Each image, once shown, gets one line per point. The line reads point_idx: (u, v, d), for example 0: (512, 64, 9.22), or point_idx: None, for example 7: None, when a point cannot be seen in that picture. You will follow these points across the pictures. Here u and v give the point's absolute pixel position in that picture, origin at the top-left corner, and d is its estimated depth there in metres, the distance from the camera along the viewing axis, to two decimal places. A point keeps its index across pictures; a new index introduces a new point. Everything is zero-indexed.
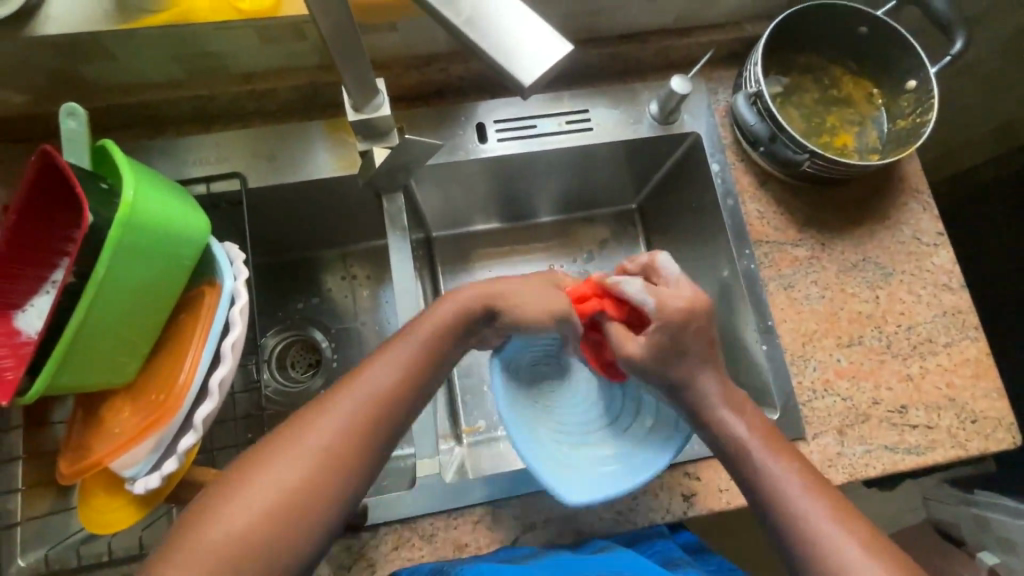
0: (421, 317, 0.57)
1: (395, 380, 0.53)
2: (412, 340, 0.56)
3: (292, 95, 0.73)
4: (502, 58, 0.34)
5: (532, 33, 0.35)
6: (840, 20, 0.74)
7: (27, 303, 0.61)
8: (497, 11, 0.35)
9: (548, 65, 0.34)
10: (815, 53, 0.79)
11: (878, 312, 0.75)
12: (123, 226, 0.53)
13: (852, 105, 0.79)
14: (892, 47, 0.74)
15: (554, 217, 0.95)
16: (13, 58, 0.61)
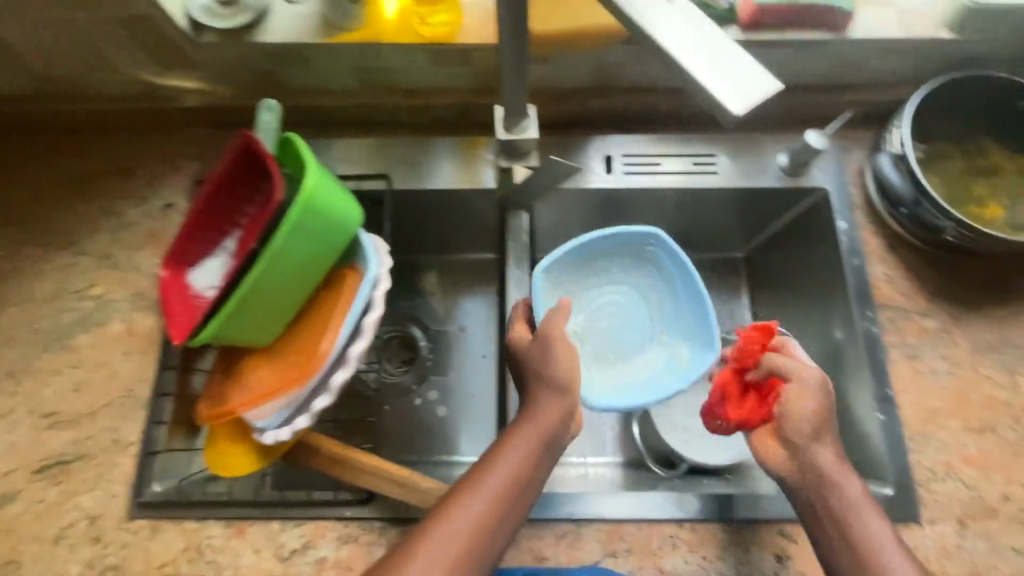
0: (514, 435, 0.60)
1: (499, 501, 0.56)
2: (510, 455, 0.58)
3: (443, 112, 0.81)
4: (709, 91, 0.37)
5: (739, 74, 0.37)
6: (999, 92, 0.72)
7: (199, 263, 0.72)
8: (710, 54, 0.38)
9: (754, 99, 0.36)
10: (967, 122, 0.76)
11: (1016, 401, 0.69)
12: (302, 207, 0.61)
13: (1002, 178, 0.75)
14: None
15: None
16: (232, 59, 0.73)
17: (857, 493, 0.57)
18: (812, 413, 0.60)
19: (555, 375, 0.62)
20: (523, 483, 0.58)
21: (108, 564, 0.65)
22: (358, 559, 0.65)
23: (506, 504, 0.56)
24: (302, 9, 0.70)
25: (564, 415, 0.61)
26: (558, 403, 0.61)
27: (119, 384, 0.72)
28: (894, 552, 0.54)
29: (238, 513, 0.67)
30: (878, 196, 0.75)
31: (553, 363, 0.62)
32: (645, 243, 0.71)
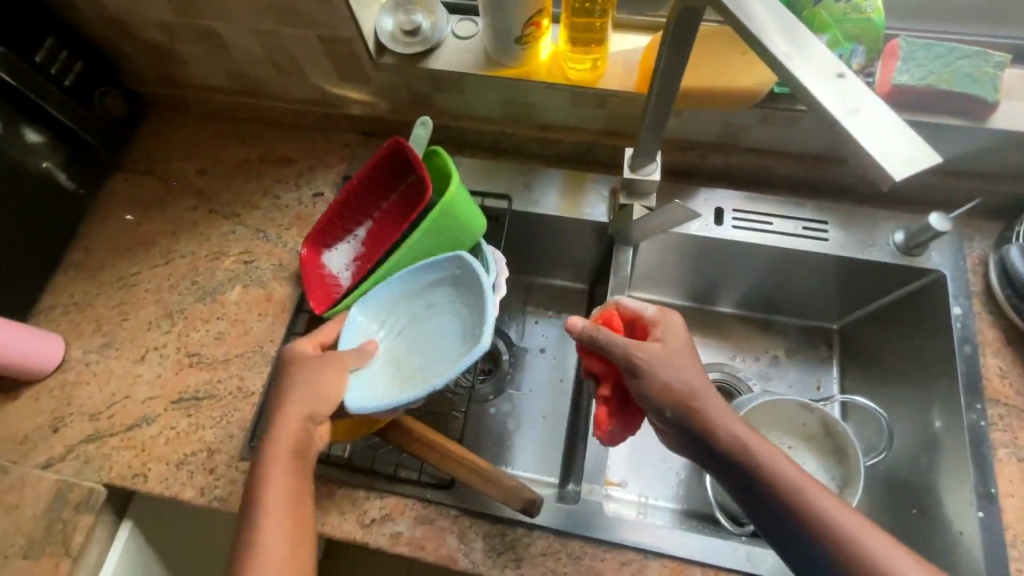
0: (264, 460, 0.59)
1: (285, 524, 0.57)
2: (271, 482, 0.58)
3: (569, 147, 0.88)
4: (872, 155, 0.40)
5: (902, 143, 0.40)
6: None
7: (334, 246, 0.83)
8: (876, 121, 0.41)
9: (913, 170, 0.39)
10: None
11: None
12: (443, 210, 0.70)
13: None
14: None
15: (735, 310, 0.96)
16: (399, 79, 0.84)
17: (749, 439, 0.57)
18: (671, 385, 0.59)
19: (303, 395, 0.61)
20: (304, 451, 0.60)
21: (216, 495, 0.73)
22: (430, 541, 0.69)
23: (296, 520, 0.58)
24: (469, 44, 0.80)
25: (306, 421, 0.60)
26: (294, 422, 0.60)
27: (252, 340, 0.82)
28: (815, 490, 0.55)
29: (330, 474, 0.73)
30: (1001, 288, 0.73)
31: (291, 373, 0.63)
32: (452, 268, 0.70)
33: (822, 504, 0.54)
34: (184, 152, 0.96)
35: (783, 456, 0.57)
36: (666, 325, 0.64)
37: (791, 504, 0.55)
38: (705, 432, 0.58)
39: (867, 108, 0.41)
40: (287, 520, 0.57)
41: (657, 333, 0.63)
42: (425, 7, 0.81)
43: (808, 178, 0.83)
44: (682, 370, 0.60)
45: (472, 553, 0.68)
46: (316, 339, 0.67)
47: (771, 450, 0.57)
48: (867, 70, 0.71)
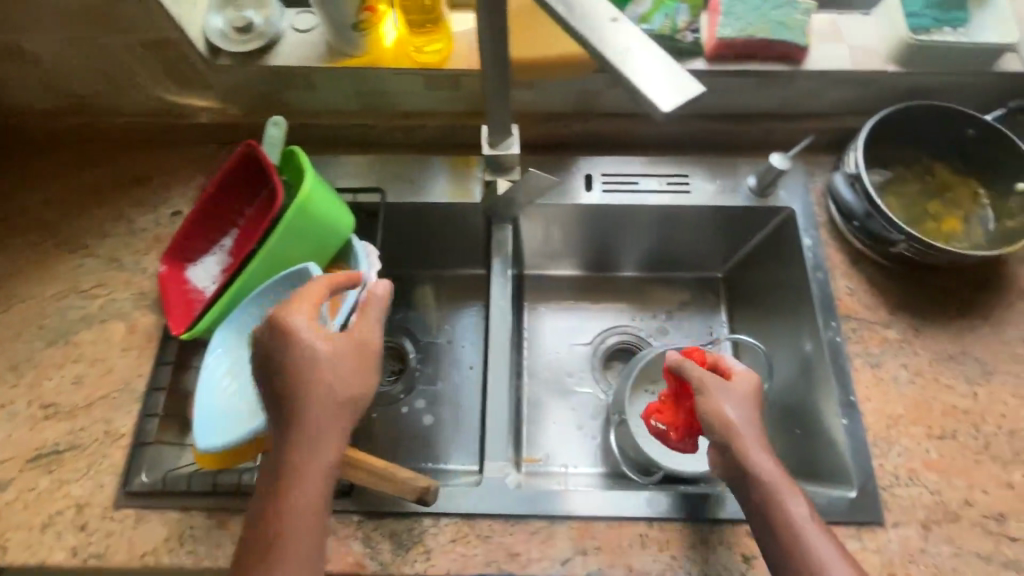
0: (297, 446, 0.52)
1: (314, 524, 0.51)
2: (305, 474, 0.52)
3: (435, 132, 0.87)
4: (644, 91, 0.41)
5: (670, 78, 0.42)
6: (949, 118, 0.77)
7: (197, 259, 0.77)
8: (648, 61, 0.43)
9: (679, 99, 0.41)
10: (925, 148, 0.81)
11: (976, 410, 0.72)
12: (298, 208, 0.67)
13: (962, 200, 0.79)
14: (1006, 152, 0.76)
15: (636, 274, 1.00)
16: (242, 81, 0.79)
17: (773, 471, 0.58)
18: (724, 412, 0.61)
19: (325, 379, 0.54)
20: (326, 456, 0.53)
21: (91, 552, 0.66)
22: (335, 551, 0.66)
23: (320, 521, 0.52)
24: (310, 36, 0.77)
25: (326, 403, 0.54)
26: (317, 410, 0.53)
27: (116, 378, 0.75)
28: (814, 528, 0.55)
29: (220, 505, 0.68)
30: (838, 214, 0.80)
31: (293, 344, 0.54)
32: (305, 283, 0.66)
33: (815, 536, 0.55)
34: (14, 187, 0.86)
35: (797, 493, 0.57)
36: (748, 377, 0.65)
37: (785, 528, 0.56)
38: (739, 455, 0.59)
39: (637, 50, 0.43)
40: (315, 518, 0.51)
41: (734, 376, 0.65)
42: (256, 3, 0.77)
43: (667, 136, 0.87)
44: (739, 406, 0.62)
45: (380, 555, 0.66)
46: (318, 294, 0.58)
47: (785, 483, 0.58)
48: (692, 27, 0.73)
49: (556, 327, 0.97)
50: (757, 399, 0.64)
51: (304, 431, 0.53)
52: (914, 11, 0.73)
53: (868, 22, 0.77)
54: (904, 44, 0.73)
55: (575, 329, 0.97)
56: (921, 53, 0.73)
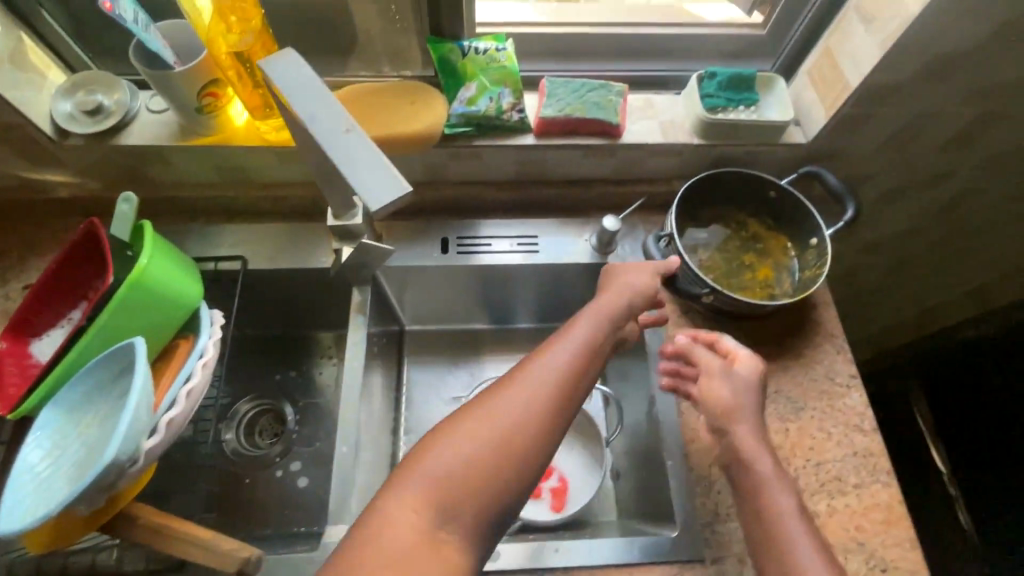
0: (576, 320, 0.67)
1: (561, 368, 0.60)
2: (572, 335, 0.64)
3: (297, 201, 0.92)
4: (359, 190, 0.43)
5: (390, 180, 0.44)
6: (755, 182, 0.87)
7: (43, 332, 0.77)
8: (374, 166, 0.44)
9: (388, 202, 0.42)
10: (737, 205, 0.90)
11: (788, 444, 0.79)
12: (132, 282, 0.69)
13: (770, 252, 0.90)
14: (799, 210, 0.87)
15: (532, 324, 1.05)
16: (94, 159, 0.82)
17: (749, 444, 0.67)
18: (721, 398, 0.71)
19: (631, 297, 0.72)
20: (595, 341, 0.64)
21: None
22: None
23: (558, 391, 0.58)
24: (162, 118, 0.81)
25: (621, 308, 0.70)
26: (597, 308, 0.68)
27: None
28: (792, 516, 0.61)
29: None
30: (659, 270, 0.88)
31: (631, 274, 0.75)
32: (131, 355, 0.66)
33: (777, 494, 0.63)
34: None
35: (759, 440, 0.67)
36: (746, 358, 0.73)
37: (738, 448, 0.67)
38: (732, 434, 0.68)
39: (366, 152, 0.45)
40: (564, 380, 0.59)
41: (740, 363, 0.73)
42: (106, 85, 0.80)
43: (517, 200, 0.94)
44: (735, 384, 0.71)
45: None
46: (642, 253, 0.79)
47: (742, 420, 0.69)
48: (518, 107, 0.81)
49: (431, 383, 1.01)
50: (750, 376, 0.72)
51: (591, 315, 0.67)
52: (711, 92, 0.84)
53: (678, 101, 0.89)
54: (704, 121, 0.84)
55: (448, 382, 1.01)
56: (718, 128, 0.84)
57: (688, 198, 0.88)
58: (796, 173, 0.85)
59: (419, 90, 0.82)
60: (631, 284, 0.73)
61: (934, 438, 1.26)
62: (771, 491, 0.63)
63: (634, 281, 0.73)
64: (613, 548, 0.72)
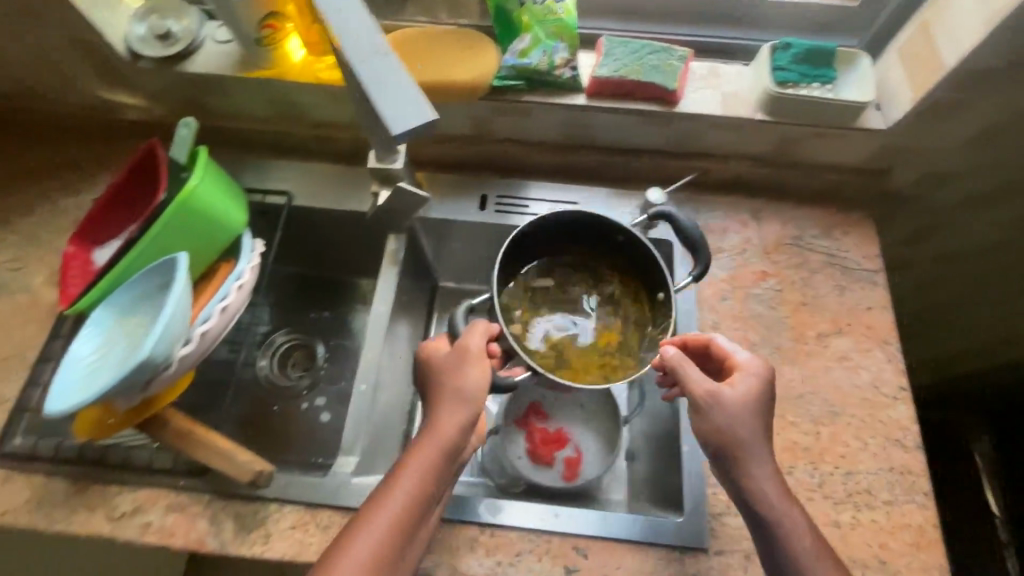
0: (417, 445, 0.63)
1: (397, 519, 0.59)
2: (408, 473, 0.61)
3: (345, 143, 0.93)
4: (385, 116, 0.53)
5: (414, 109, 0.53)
6: (597, 228, 0.78)
7: (104, 242, 0.83)
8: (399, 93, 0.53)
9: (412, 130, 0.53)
10: (581, 250, 0.82)
11: (817, 448, 0.75)
12: (182, 201, 0.72)
13: (610, 312, 0.82)
14: (649, 262, 0.76)
15: None
16: (162, 84, 0.86)
17: (763, 472, 0.61)
18: (725, 427, 0.61)
19: (465, 390, 0.65)
20: (439, 464, 0.62)
21: None
22: (180, 527, 0.70)
23: (402, 532, 0.59)
24: (226, 48, 0.84)
25: (463, 425, 0.64)
26: (434, 439, 0.63)
27: (11, 346, 0.81)
28: (804, 537, 0.59)
29: (83, 472, 0.73)
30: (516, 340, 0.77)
31: (465, 375, 0.66)
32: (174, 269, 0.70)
33: (791, 522, 0.60)
34: None
35: (768, 471, 0.61)
36: (745, 371, 0.64)
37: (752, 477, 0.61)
38: (739, 462, 0.61)
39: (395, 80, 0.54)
40: (403, 518, 0.59)
41: (740, 375, 0.64)
42: (177, 12, 0.84)
43: (561, 163, 0.92)
44: (744, 403, 0.62)
45: (221, 534, 0.70)
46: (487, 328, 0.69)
47: (749, 454, 0.61)
48: (571, 64, 0.78)
49: None
50: (747, 395, 0.63)
51: (434, 433, 0.63)
52: (782, 65, 0.78)
53: (744, 73, 0.82)
54: (770, 96, 0.78)
55: None
56: (786, 104, 0.78)
57: (537, 243, 0.80)
58: (646, 214, 0.78)
59: (469, 37, 0.81)
60: (465, 389, 0.65)
61: (992, 476, 1.23)
62: (784, 528, 0.59)
63: (470, 386, 0.65)
64: (616, 522, 0.70)
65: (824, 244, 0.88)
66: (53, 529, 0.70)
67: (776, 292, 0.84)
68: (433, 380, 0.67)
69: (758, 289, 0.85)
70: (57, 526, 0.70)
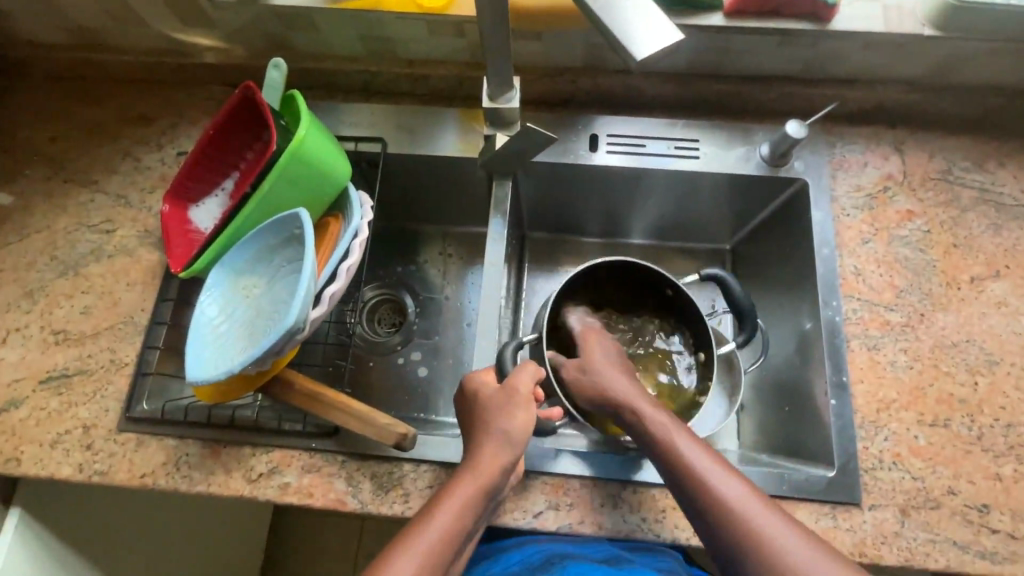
0: (458, 481, 0.58)
1: (432, 558, 0.53)
2: (446, 509, 0.56)
3: (439, 82, 0.85)
4: (618, 36, 0.43)
5: (649, 24, 0.43)
6: (652, 277, 0.81)
7: (200, 200, 0.79)
8: (620, 7, 0.44)
9: (657, 49, 0.42)
10: (637, 299, 0.84)
11: (974, 400, 0.70)
12: (293, 153, 0.67)
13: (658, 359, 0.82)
14: (695, 318, 0.80)
15: (645, 242, 0.97)
16: (248, 18, 0.79)
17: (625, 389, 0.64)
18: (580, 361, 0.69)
19: (513, 421, 0.62)
20: (492, 484, 0.58)
21: (96, 469, 0.71)
22: (318, 488, 0.69)
23: (456, 545, 0.55)
24: None
25: (506, 466, 0.59)
26: (477, 477, 0.58)
27: (120, 309, 0.78)
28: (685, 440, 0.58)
29: (213, 435, 0.72)
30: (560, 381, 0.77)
31: (513, 416, 0.62)
32: (293, 228, 0.66)
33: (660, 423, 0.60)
34: (28, 118, 0.88)
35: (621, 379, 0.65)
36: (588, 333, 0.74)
37: (619, 403, 0.63)
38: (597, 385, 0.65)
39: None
40: (455, 529, 0.55)
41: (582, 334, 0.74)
42: None
43: (679, 96, 0.83)
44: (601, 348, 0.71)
45: (360, 494, 0.69)
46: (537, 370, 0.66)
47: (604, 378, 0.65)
48: None
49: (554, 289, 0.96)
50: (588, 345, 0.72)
51: (478, 457, 0.60)
52: None
53: None
54: (941, 5, 0.69)
55: None
56: (961, 15, 0.68)
57: (597, 280, 0.82)
58: (698, 275, 0.80)
59: None
60: (509, 429, 0.61)
61: None
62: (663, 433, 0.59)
63: (515, 426, 0.61)
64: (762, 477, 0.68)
65: (976, 177, 0.79)
66: (192, 490, 0.70)
67: (924, 233, 0.77)
68: (476, 416, 0.64)
69: (904, 231, 0.77)
70: (195, 487, 0.70)
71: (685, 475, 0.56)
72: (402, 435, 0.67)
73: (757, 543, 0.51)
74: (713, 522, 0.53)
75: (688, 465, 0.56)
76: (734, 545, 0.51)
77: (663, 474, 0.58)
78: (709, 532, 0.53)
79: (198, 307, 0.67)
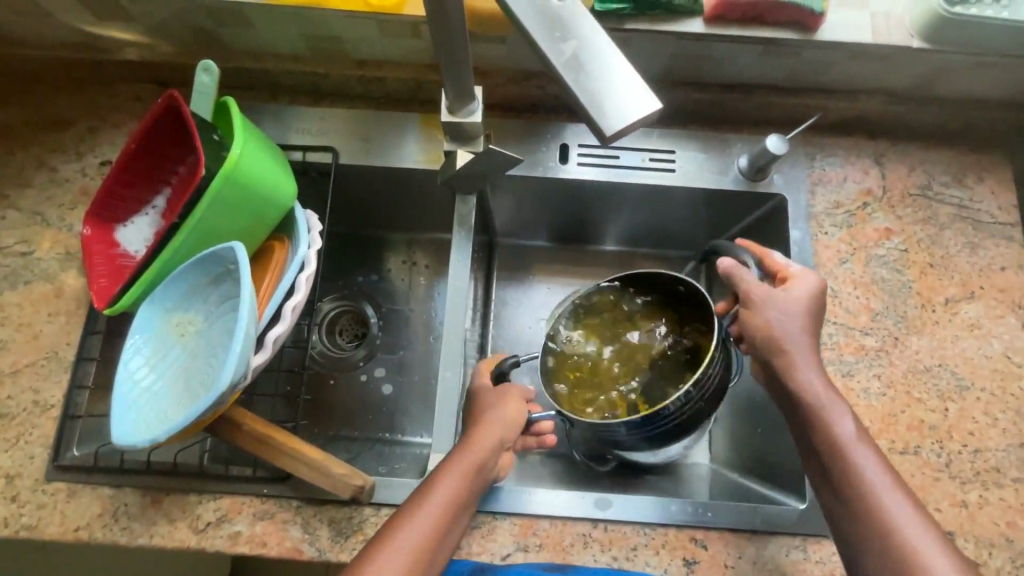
0: (449, 462, 0.57)
1: (426, 538, 0.52)
2: (441, 490, 0.55)
3: (395, 86, 0.78)
4: (586, 102, 0.38)
5: (619, 93, 0.38)
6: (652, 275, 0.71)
7: (126, 220, 0.70)
8: (593, 67, 0.39)
9: (629, 124, 0.38)
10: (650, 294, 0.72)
11: (944, 426, 0.69)
12: (226, 177, 0.59)
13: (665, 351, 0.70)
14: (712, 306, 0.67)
15: (618, 248, 0.92)
16: (173, 12, 0.69)
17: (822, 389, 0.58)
18: (772, 326, 0.61)
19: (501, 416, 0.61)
20: (489, 455, 0.58)
21: (23, 523, 0.65)
22: (272, 536, 0.65)
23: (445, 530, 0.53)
24: None
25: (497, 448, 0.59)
26: (472, 455, 0.57)
27: (42, 343, 0.71)
28: (859, 445, 0.56)
29: (153, 483, 0.66)
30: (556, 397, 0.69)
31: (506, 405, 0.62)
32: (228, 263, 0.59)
33: (840, 420, 0.57)
34: None
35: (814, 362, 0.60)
36: (797, 281, 0.64)
37: (792, 391, 0.59)
38: (790, 364, 0.59)
39: (582, 39, 0.39)
40: (447, 512, 0.54)
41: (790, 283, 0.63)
42: None
43: None
44: (791, 316, 0.61)
45: (318, 541, 0.65)
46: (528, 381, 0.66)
47: (799, 362, 0.59)
48: None
49: (528, 301, 0.91)
50: (816, 307, 0.63)
51: (474, 437, 0.59)
52: None
53: None
54: (932, 16, 0.64)
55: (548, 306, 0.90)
56: (951, 28, 0.65)
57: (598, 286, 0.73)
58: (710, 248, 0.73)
59: None
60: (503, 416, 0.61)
61: None
62: (831, 415, 0.57)
63: (512, 412, 0.62)
64: (736, 511, 0.66)
65: (954, 192, 0.76)
66: (133, 543, 0.64)
67: (901, 252, 0.75)
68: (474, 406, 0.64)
69: (881, 250, 0.75)
70: (136, 540, 0.65)
71: (848, 471, 0.55)
72: (360, 486, 0.64)
73: (899, 550, 0.51)
74: (855, 520, 0.53)
75: (855, 471, 0.54)
76: (874, 549, 0.52)
77: (817, 457, 0.57)
78: (840, 527, 0.54)
79: (126, 353, 0.61)
